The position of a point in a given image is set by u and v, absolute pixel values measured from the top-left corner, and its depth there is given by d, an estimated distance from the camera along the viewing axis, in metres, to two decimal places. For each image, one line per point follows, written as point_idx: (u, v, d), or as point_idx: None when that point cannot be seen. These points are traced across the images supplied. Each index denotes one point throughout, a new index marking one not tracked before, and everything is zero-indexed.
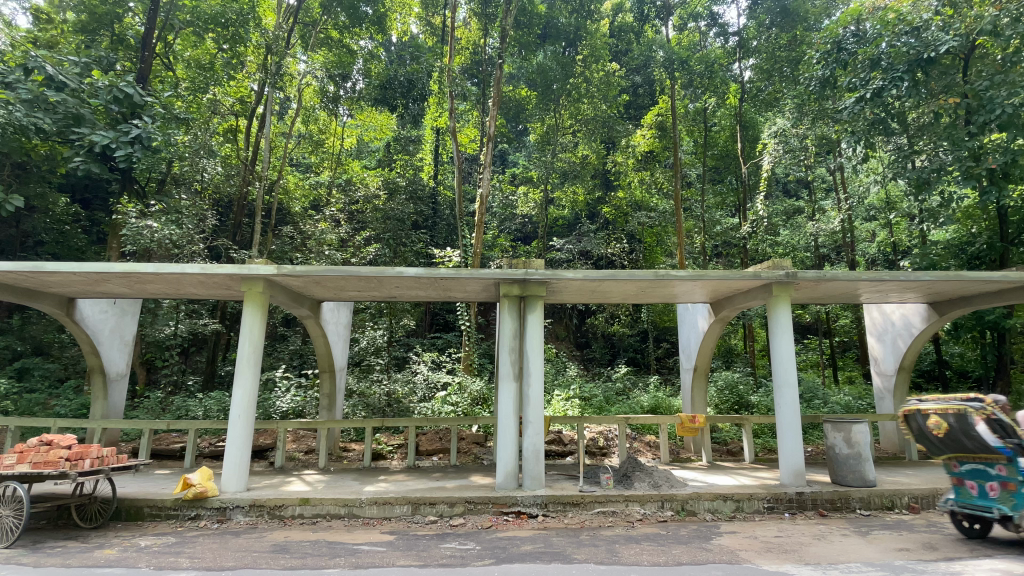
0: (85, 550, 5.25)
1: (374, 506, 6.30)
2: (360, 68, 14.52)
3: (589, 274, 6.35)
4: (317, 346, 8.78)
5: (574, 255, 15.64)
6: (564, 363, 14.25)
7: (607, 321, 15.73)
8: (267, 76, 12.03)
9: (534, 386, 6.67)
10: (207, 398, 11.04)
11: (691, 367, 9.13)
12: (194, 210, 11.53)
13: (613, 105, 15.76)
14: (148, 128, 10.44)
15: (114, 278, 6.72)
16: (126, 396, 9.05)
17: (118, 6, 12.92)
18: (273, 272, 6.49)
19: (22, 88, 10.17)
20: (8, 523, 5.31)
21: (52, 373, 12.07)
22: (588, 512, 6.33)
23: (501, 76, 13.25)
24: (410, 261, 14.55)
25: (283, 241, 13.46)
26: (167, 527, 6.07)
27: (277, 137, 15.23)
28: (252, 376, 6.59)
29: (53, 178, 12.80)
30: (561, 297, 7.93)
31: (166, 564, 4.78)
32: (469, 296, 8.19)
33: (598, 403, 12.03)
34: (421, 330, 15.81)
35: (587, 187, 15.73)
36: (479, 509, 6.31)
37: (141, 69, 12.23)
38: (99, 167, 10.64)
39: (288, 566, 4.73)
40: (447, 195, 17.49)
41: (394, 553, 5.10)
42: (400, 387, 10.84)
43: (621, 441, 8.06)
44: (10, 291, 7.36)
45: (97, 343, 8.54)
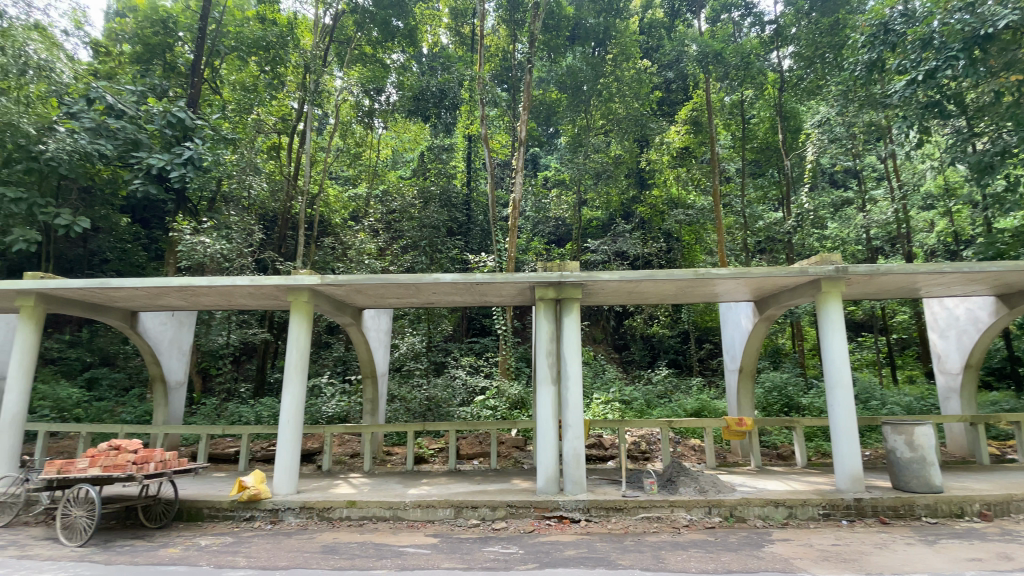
0: (152, 549, 5.59)
1: (418, 509, 6.39)
2: (394, 82, 14.97)
3: (625, 274, 6.24)
4: (359, 352, 9.02)
5: (610, 256, 15.49)
6: (602, 365, 14.15)
7: (645, 323, 15.57)
8: (307, 95, 12.60)
9: (572, 389, 6.60)
10: (258, 404, 11.53)
11: (736, 368, 8.83)
12: (242, 226, 12.10)
13: (647, 102, 15.64)
14: (199, 149, 11.35)
15: (172, 291, 7.13)
16: (183, 402, 9.61)
17: (169, 36, 13.79)
18: (317, 281, 6.72)
19: (86, 118, 11.24)
20: (82, 522, 5.73)
21: (119, 382, 13.00)
22: (632, 517, 6.21)
23: (531, 79, 13.31)
24: (446, 267, 14.72)
25: (325, 251, 13.95)
26: (225, 527, 6.40)
27: (317, 152, 15.74)
28: (299, 383, 6.83)
29: (115, 201, 13.78)
30: (598, 299, 7.84)
31: (224, 563, 5.03)
32: (503, 301, 8.24)
33: (639, 407, 11.78)
34: (458, 335, 15.96)
35: (621, 187, 15.51)
36: (521, 514, 6.30)
37: (192, 95, 12.98)
38: (155, 189, 11.53)
39: (337, 566, 4.88)
40: (481, 202, 17.60)
41: (438, 556, 5.17)
42: (440, 391, 11.07)
43: (664, 445, 7.82)
44: (78, 306, 7.91)
45: (158, 353, 9.07)
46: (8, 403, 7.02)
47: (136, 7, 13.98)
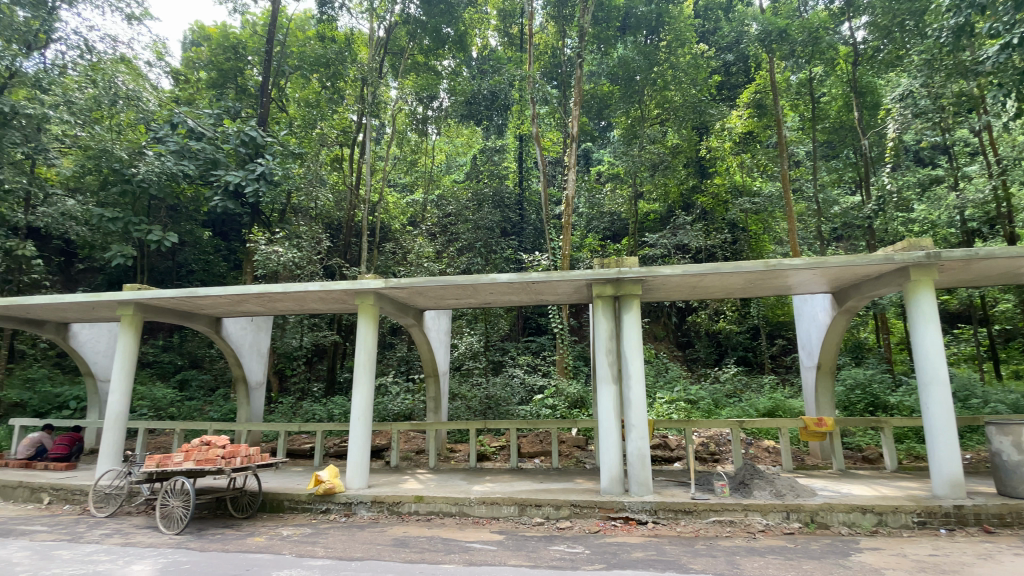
0: (239, 537, 6.04)
1: (483, 506, 6.50)
2: (445, 88, 15.27)
3: (688, 268, 6.04)
4: (422, 352, 9.29)
5: (669, 250, 14.98)
6: (665, 363, 13.76)
7: (711, 318, 14.96)
8: (366, 107, 13.26)
9: (634, 388, 6.44)
10: (330, 403, 12.17)
11: (813, 365, 8.29)
12: (310, 234, 12.88)
13: (704, 88, 15.11)
14: (271, 165, 12.25)
15: (251, 298, 7.66)
16: (262, 401, 10.32)
17: (240, 61, 14.90)
18: (381, 285, 7.00)
19: (172, 142, 12.40)
20: (178, 512, 6.29)
21: (206, 383, 14.17)
22: (703, 521, 5.98)
23: (582, 74, 13.26)
24: (501, 267, 14.83)
25: (386, 256, 14.53)
26: (304, 518, 6.81)
27: (377, 161, 16.42)
28: (367, 383, 7.13)
29: (198, 217, 15.02)
30: (660, 295, 7.61)
31: (304, 553, 5.34)
32: (561, 299, 8.19)
33: (705, 406, 11.31)
34: (514, 334, 16.04)
35: (679, 178, 14.97)
36: (585, 513, 6.23)
37: (262, 114, 13.93)
38: (233, 204, 12.46)
39: (408, 559, 5.06)
40: (534, 200, 17.34)
41: (504, 553, 5.22)
42: (499, 390, 11.24)
43: (736, 446, 7.45)
44: (170, 313, 8.67)
45: (240, 356, 9.77)
46: (112, 403, 7.82)
47: (209, 37, 15.17)
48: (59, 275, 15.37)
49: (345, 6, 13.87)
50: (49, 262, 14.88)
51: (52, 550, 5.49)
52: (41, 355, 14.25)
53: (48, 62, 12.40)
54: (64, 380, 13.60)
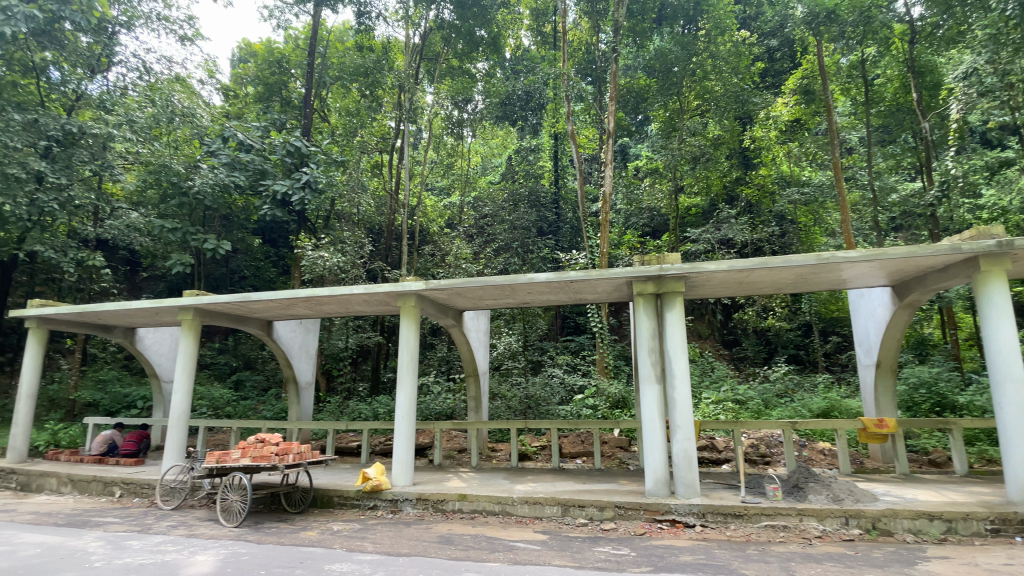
0: (293, 531, 6.31)
1: (526, 505, 6.52)
2: (480, 90, 15.32)
3: (734, 263, 5.85)
4: (462, 352, 9.40)
5: (713, 245, 14.64)
6: (710, 363, 13.36)
7: (758, 315, 14.41)
8: (403, 113, 13.66)
9: (679, 388, 6.29)
10: (374, 402, 12.50)
11: (871, 363, 7.86)
12: (354, 239, 13.33)
13: (746, 76, 14.61)
14: (316, 173, 12.74)
15: (300, 302, 7.97)
16: (311, 401, 10.73)
17: (284, 74, 15.56)
18: (422, 286, 7.17)
19: (223, 155, 13.09)
20: (237, 505, 6.62)
21: (259, 383, 14.87)
22: (754, 525, 5.77)
23: (618, 69, 13.08)
24: (538, 267, 14.77)
25: (425, 258, 14.87)
26: (353, 514, 7.03)
27: (415, 166, 16.80)
28: (410, 383, 7.29)
29: (248, 225, 15.76)
30: (703, 291, 7.40)
31: (355, 547, 5.52)
32: (600, 298, 8.09)
33: (754, 407, 10.91)
34: (553, 334, 16.00)
35: (721, 170, 14.46)
36: (630, 515, 6.13)
37: (306, 124, 14.48)
38: (281, 212, 13.04)
39: (454, 557, 5.13)
40: (570, 199, 16.92)
41: (548, 553, 5.22)
42: (539, 390, 11.24)
43: (788, 447, 7.14)
44: (226, 318, 9.15)
45: (290, 357, 10.20)
46: (175, 401, 8.35)
47: (256, 53, 15.91)
48: (126, 282, 16.55)
49: (382, 15, 14.32)
50: (117, 271, 16.04)
51: (125, 540, 5.91)
52: (111, 358, 15.35)
53: (111, 83, 13.32)
54: (132, 381, 14.60)
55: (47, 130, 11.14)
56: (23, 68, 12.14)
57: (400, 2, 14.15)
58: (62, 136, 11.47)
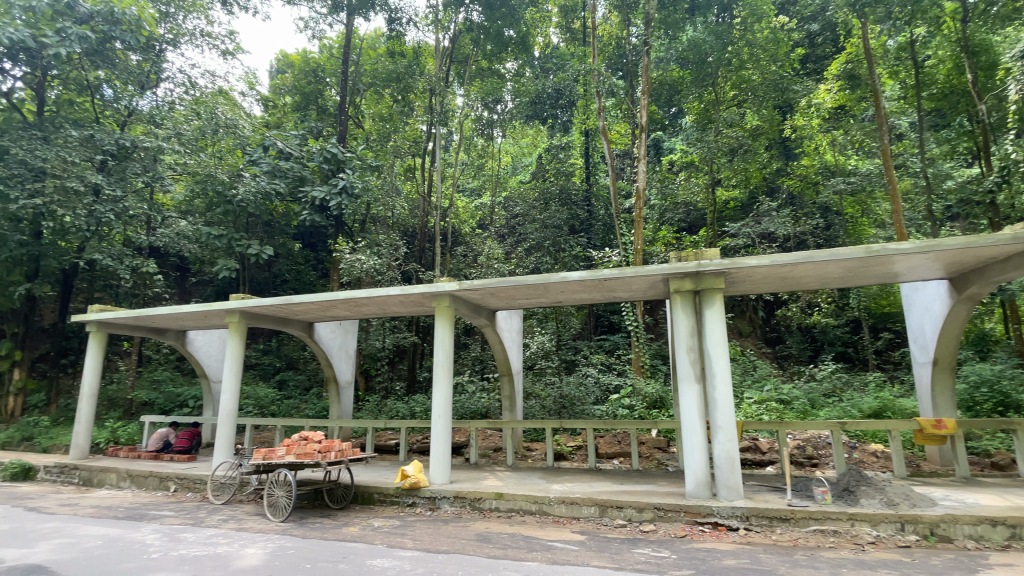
0: (336, 527, 6.50)
1: (563, 505, 6.49)
2: (510, 89, 15.50)
3: (776, 258, 5.64)
4: (496, 352, 9.45)
5: (753, 239, 14.19)
6: (751, 362, 12.95)
7: (802, 311, 13.85)
8: (435, 116, 13.97)
9: (720, 387, 6.13)
10: (411, 401, 12.73)
11: (928, 360, 7.43)
12: (388, 241, 13.64)
13: (785, 63, 14.08)
14: (352, 179, 13.11)
15: (339, 304, 8.20)
16: (351, 400, 11.02)
17: (319, 84, 16.03)
18: (456, 287, 7.26)
19: (264, 163, 13.60)
20: (283, 500, 6.85)
21: (302, 382, 15.40)
22: (802, 529, 5.56)
23: (650, 62, 12.89)
24: (570, 266, 14.66)
25: (458, 259, 15.05)
26: (393, 511, 7.18)
27: (446, 168, 17.04)
28: (446, 382, 7.38)
29: (288, 230, 16.32)
30: (744, 288, 7.17)
31: (395, 543, 5.64)
32: (635, 296, 7.96)
33: (800, 407, 10.49)
34: (586, 333, 15.87)
35: (761, 161, 13.94)
36: (670, 517, 6.01)
37: (340, 131, 14.85)
38: (320, 217, 13.45)
39: (492, 555, 5.17)
40: (602, 195, 16.61)
41: (587, 553, 5.18)
42: (574, 390, 11.16)
43: (837, 449, 6.84)
44: (270, 320, 9.51)
45: (331, 358, 10.51)
46: (224, 401, 8.73)
47: (293, 63, 16.46)
48: (177, 288, 17.43)
49: (412, 21, 14.59)
50: (168, 277, 16.94)
51: (180, 533, 6.22)
52: (165, 359, 16.23)
53: (159, 99, 14.07)
54: (184, 381, 15.39)
55: (102, 145, 11.91)
56: (80, 87, 12.95)
57: (430, 7, 14.45)
58: (117, 151, 12.25)
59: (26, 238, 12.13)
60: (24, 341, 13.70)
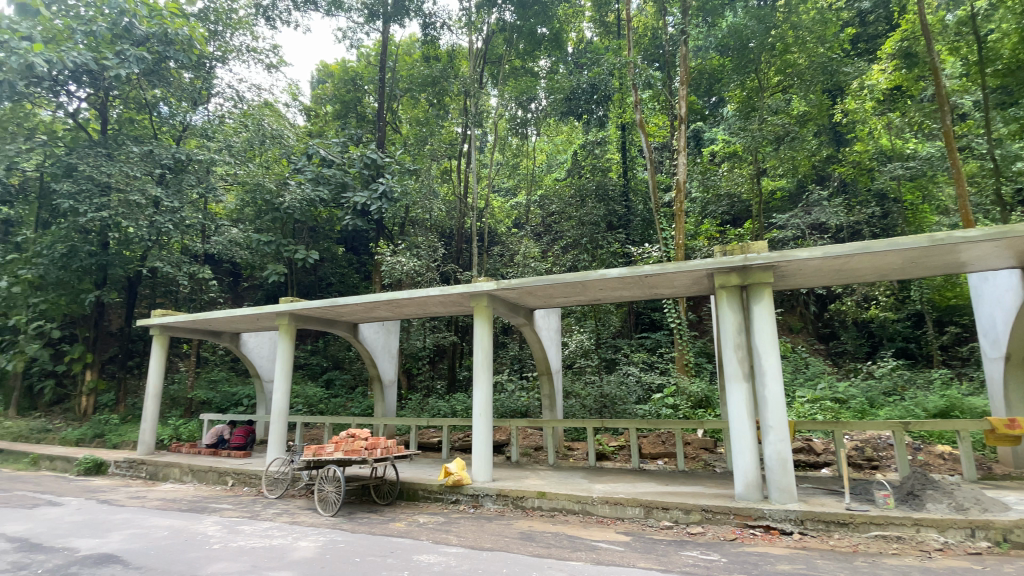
0: (383, 522, 6.68)
1: (607, 505, 6.41)
2: (544, 88, 15.30)
3: (830, 249, 5.36)
4: (535, 351, 9.45)
5: (803, 230, 13.64)
6: (802, 359, 12.42)
7: (858, 306, 13.16)
8: (470, 118, 14.18)
9: (770, 385, 5.90)
10: (452, 400, 12.94)
11: (999, 356, 6.89)
12: (427, 243, 13.92)
13: (834, 44, 13.40)
14: (391, 183, 13.46)
15: (382, 305, 8.42)
16: (395, 399, 11.29)
17: (358, 91, 16.48)
18: (494, 286, 7.30)
19: (308, 171, 14.08)
20: (332, 495, 7.11)
21: (347, 382, 15.91)
22: (863, 535, 5.27)
23: (688, 51, 12.54)
24: (609, 263, 14.47)
25: (495, 259, 15.22)
26: (437, 507, 7.31)
27: (482, 169, 17.20)
28: (485, 381, 7.43)
29: (332, 234, 16.89)
30: (794, 281, 6.87)
31: (440, 539, 5.75)
32: (677, 292, 7.78)
33: (857, 406, 9.96)
34: (626, 331, 15.63)
35: (809, 149, 13.26)
36: (719, 520, 5.82)
37: (379, 137, 15.22)
38: (362, 222, 13.86)
39: (536, 553, 5.18)
40: (640, 190, 16.25)
41: (633, 554, 5.10)
42: (615, 389, 11.01)
43: (900, 450, 6.45)
44: (317, 321, 9.87)
45: (375, 357, 10.82)
46: (276, 399, 9.13)
47: (332, 73, 17.01)
48: (230, 292, 18.39)
49: (446, 24, 14.85)
50: (222, 282, 17.89)
51: (238, 525, 6.56)
52: (221, 360, 17.15)
53: (211, 113, 14.87)
54: (238, 381, 16.20)
55: (161, 159, 12.75)
56: (138, 105, 13.83)
57: (464, 9, 14.65)
58: (174, 164, 13.10)
59: (96, 248, 13.04)
60: (95, 344, 14.70)
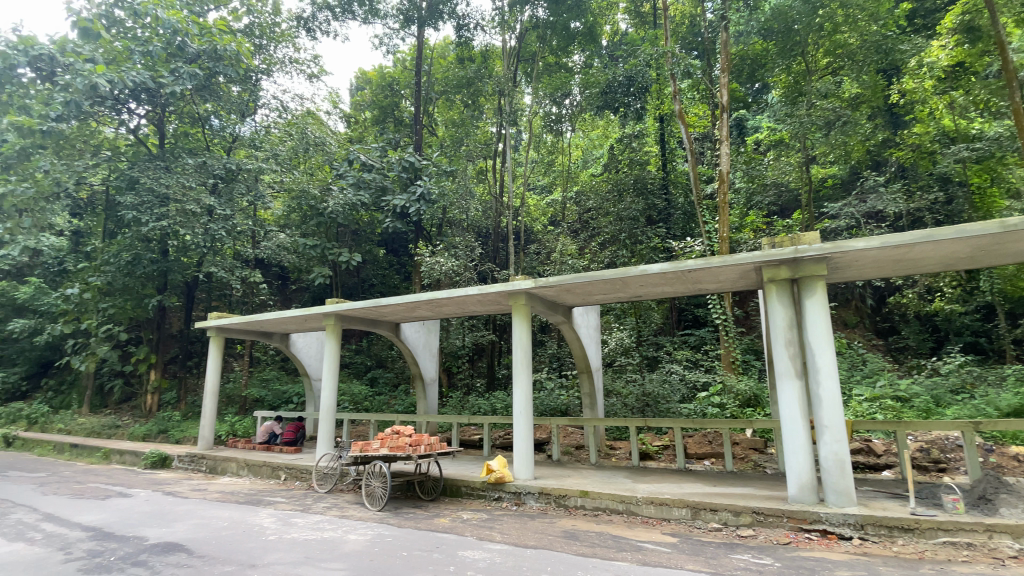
0: (428, 517, 6.81)
1: (652, 506, 6.30)
2: (578, 83, 15.06)
3: (889, 238, 5.05)
4: (574, 349, 9.37)
5: (858, 219, 12.93)
6: (859, 356, 11.77)
7: (921, 298, 12.38)
8: (505, 118, 14.26)
9: (826, 383, 5.63)
10: (492, 398, 13.05)
11: None
12: (465, 243, 14.11)
13: (888, 21, 12.61)
14: (429, 185, 13.70)
15: (422, 304, 8.57)
16: (436, 396, 11.48)
17: (395, 97, 16.80)
18: (532, 285, 7.28)
19: (350, 176, 14.51)
20: (379, 491, 7.30)
21: (390, 380, 16.33)
22: (929, 541, 4.95)
23: (729, 36, 12.09)
24: (649, 258, 14.19)
25: (532, 257, 15.25)
26: (480, 504, 7.39)
27: (517, 167, 17.22)
28: (525, 379, 7.45)
29: (373, 237, 17.32)
30: (848, 273, 6.52)
31: (484, 536, 5.80)
32: (723, 287, 7.52)
33: (921, 404, 9.36)
34: (668, 328, 15.28)
35: (864, 133, 12.51)
36: (772, 523, 5.60)
37: (416, 140, 15.48)
38: (401, 224, 14.18)
39: (581, 552, 5.15)
40: (681, 182, 15.78)
41: (681, 556, 4.99)
42: (657, 388, 10.79)
43: (970, 452, 6.02)
44: (361, 321, 10.16)
45: (417, 356, 11.03)
46: (324, 397, 9.46)
47: (370, 80, 17.45)
48: (279, 294, 19.22)
49: (479, 25, 14.98)
50: (272, 285, 18.72)
51: (291, 517, 6.85)
52: (272, 359, 17.96)
53: (257, 124, 15.57)
54: (288, 379, 16.92)
55: (213, 169, 13.48)
56: (192, 120, 14.65)
57: (496, 9, 14.71)
58: (225, 174, 13.81)
59: (156, 255, 13.90)
60: (158, 345, 15.67)
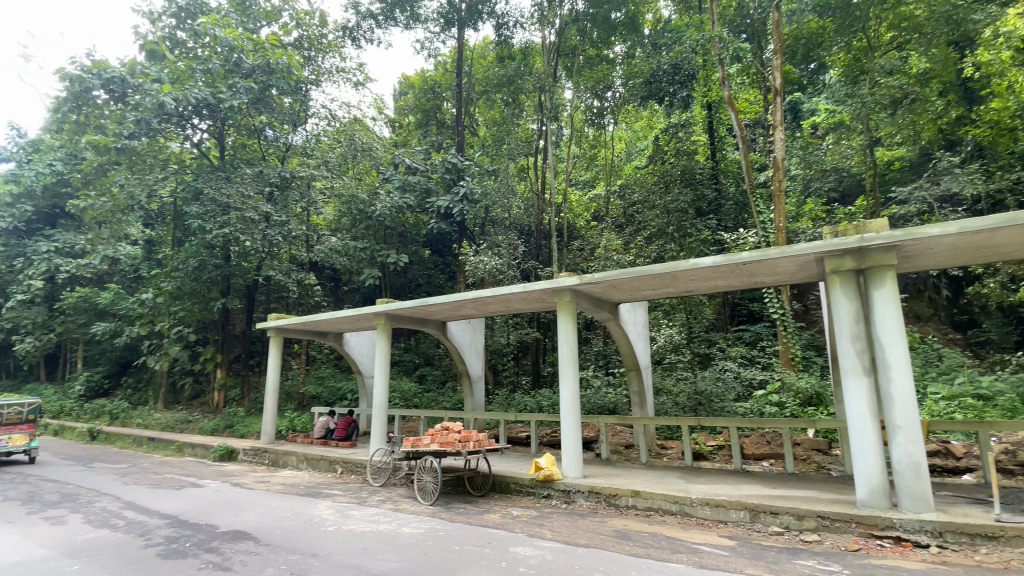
0: (478, 513, 6.92)
1: (707, 507, 6.11)
2: (621, 75, 14.74)
3: (966, 223, 4.65)
4: (621, 346, 9.22)
5: (930, 204, 11.99)
6: (934, 351, 10.92)
7: (1005, 288, 11.35)
8: (546, 114, 14.18)
9: (897, 380, 5.26)
10: (538, 395, 13.08)
11: None
12: (508, 242, 14.18)
13: None
14: (472, 185, 13.87)
15: (468, 303, 8.68)
16: (483, 394, 11.63)
17: (437, 99, 17.07)
18: (577, 281, 7.22)
19: (396, 180, 14.90)
20: (431, 485, 7.49)
21: (438, 377, 16.69)
22: (1016, 550, 4.57)
23: (781, 16, 11.46)
24: (698, 252, 13.75)
25: (575, 254, 15.15)
26: (529, 501, 7.43)
27: (558, 163, 17.13)
28: (572, 376, 7.40)
29: (418, 238, 17.70)
30: (921, 262, 6.04)
31: (535, 533, 5.83)
32: (780, 279, 7.16)
33: (1007, 404, 8.58)
34: (720, 323, 14.75)
35: (935, 111, 11.58)
36: (839, 528, 5.31)
37: (459, 141, 15.70)
38: (445, 224, 14.47)
39: (633, 552, 5.07)
40: (731, 171, 15.16)
41: (739, 560, 4.81)
42: (709, 385, 10.45)
43: None
44: (409, 320, 10.42)
45: (463, 354, 11.20)
46: (376, 394, 9.80)
47: (413, 84, 17.82)
48: (332, 296, 20.03)
49: (519, 23, 15.00)
50: (325, 287, 19.54)
51: (349, 510, 7.14)
52: (326, 358, 18.76)
53: (308, 132, 16.28)
54: (341, 376, 17.63)
55: (269, 178, 14.25)
56: (248, 132, 15.52)
57: (535, 5, 14.66)
58: (280, 182, 14.56)
59: (220, 261, 14.82)
60: (223, 345, 16.73)
